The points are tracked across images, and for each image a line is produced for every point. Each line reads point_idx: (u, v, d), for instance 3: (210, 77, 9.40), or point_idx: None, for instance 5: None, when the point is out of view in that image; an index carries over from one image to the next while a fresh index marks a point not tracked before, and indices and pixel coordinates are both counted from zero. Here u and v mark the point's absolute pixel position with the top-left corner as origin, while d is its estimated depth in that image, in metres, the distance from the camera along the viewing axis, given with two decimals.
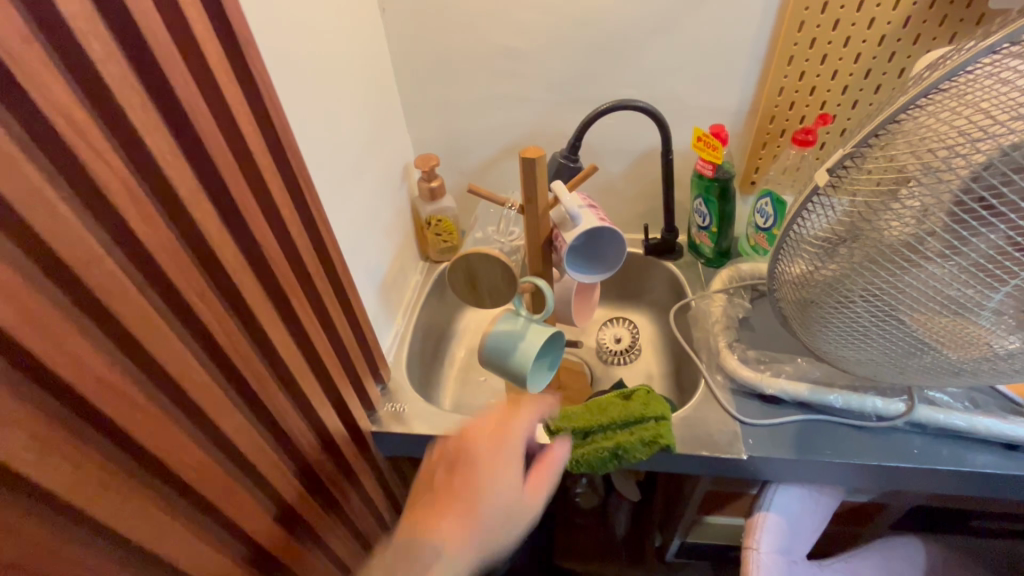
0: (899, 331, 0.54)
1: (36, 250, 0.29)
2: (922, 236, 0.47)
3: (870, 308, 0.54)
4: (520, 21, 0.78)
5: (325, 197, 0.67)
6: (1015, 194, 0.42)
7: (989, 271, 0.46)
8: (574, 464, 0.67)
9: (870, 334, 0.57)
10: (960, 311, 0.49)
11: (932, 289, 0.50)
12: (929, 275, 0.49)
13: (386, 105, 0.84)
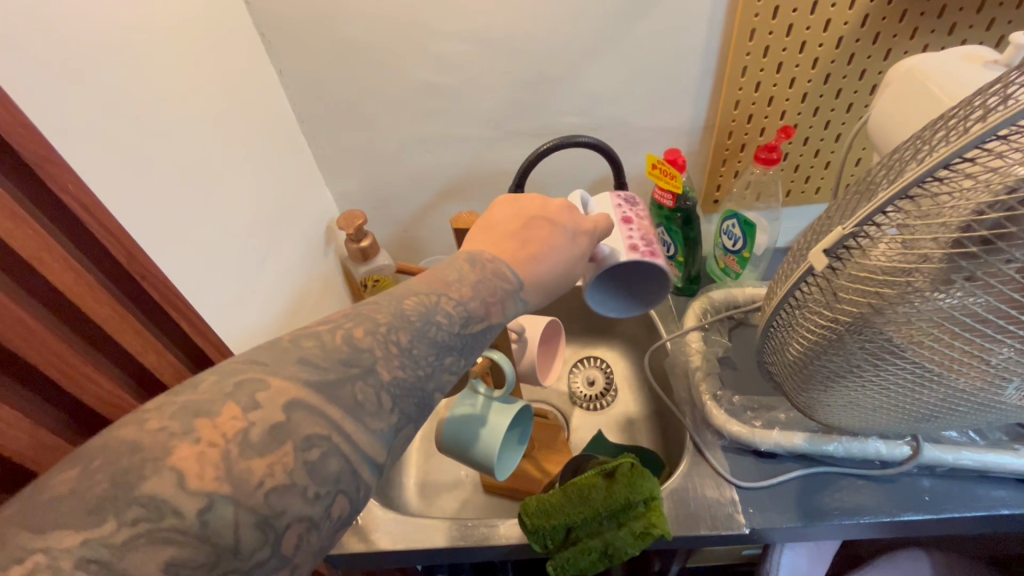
0: (925, 398, 0.45)
1: None
2: (957, 317, 0.37)
3: (852, 375, 0.45)
4: (431, 54, 0.67)
5: (229, 300, 0.55)
6: None
7: (986, 339, 0.38)
8: (558, 569, 0.58)
9: (861, 399, 0.48)
10: (998, 381, 0.41)
11: (964, 362, 0.40)
12: (962, 351, 0.39)
13: (293, 164, 0.71)
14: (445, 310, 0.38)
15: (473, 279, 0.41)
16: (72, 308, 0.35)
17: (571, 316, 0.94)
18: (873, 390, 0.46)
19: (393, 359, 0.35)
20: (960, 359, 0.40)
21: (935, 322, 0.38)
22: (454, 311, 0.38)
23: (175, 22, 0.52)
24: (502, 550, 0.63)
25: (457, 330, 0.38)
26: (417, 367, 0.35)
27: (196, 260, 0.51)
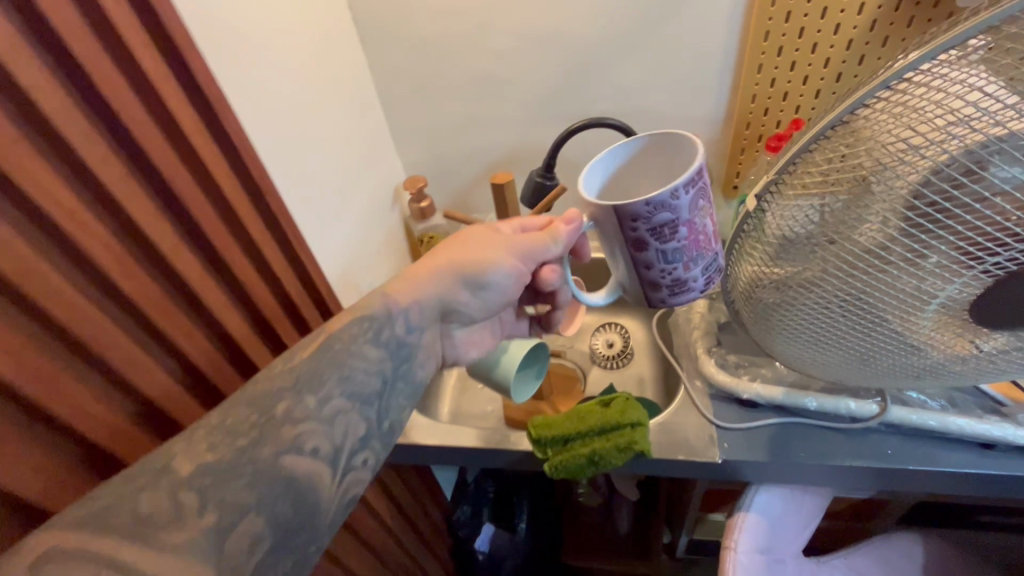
0: (854, 320, 0.56)
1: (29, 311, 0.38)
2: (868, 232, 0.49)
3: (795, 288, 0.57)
4: (490, 47, 0.81)
5: (318, 229, 0.72)
6: (959, 199, 0.42)
7: (891, 256, 0.49)
8: (557, 471, 0.70)
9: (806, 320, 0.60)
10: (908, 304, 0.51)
11: (877, 281, 0.51)
12: (879, 269, 0.50)
13: (374, 134, 0.88)
14: (334, 346, 0.49)
15: (369, 321, 0.52)
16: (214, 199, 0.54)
17: (598, 286, 1.05)
18: (814, 308, 0.58)
19: (201, 450, 0.38)
20: (876, 277, 0.51)
21: (854, 239, 0.50)
22: (338, 348, 0.49)
23: (301, 16, 0.69)
24: (510, 459, 0.76)
25: (280, 370, 0.46)
26: (219, 453, 0.39)
27: (299, 194, 0.68)
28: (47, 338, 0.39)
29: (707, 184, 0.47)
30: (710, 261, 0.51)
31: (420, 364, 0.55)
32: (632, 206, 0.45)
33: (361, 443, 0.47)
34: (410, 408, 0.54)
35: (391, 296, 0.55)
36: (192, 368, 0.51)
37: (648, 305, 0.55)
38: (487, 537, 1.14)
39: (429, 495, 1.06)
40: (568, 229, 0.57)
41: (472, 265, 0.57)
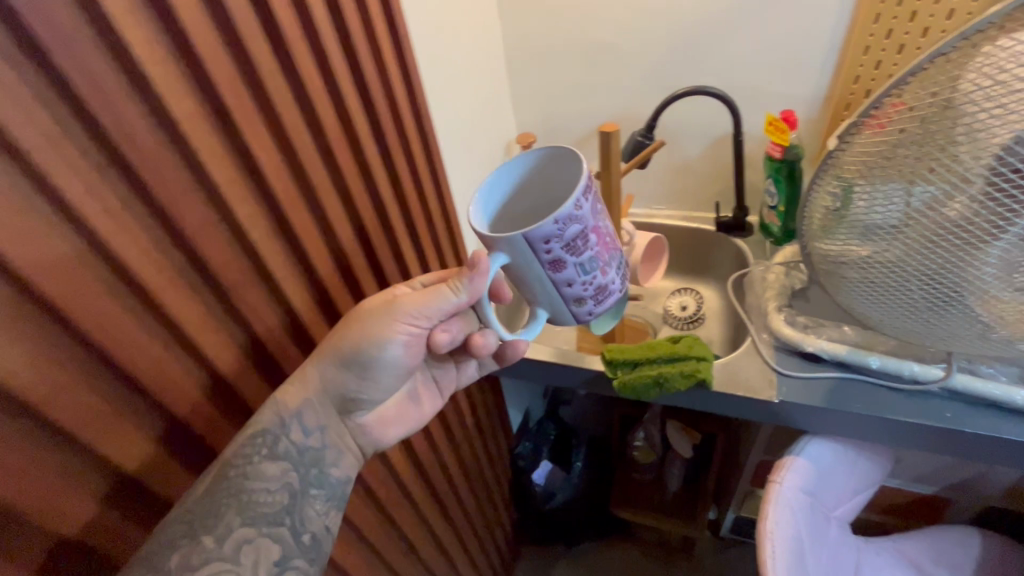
0: (919, 274, 0.62)
1: (294, 158, 0.49)
2: (942, 188, 0.55)
3: (864, 240, 0.64)
4: (612, 19, 0.92)
5: (450, 160, 0.87)
6: None
7: (962, 213, 0.55)
8: (623, 389, 0.80)
9: (872, 273, 0.66)
10: (975, 259, 0.57)
11: (946, 236, 0.58)
12: (949, 224, 0.56)
13: (498, 91, 1.01)
14: (229, 473, 0.44)
15: (260, 432, 0.47)
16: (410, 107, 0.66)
17: (678, 254, 1.12)
18: (881, 262, 0.64)
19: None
20: (945, 232, 0.57)
21: (929, 194, 0.56)
22: (238, 468, 0.45)
23: None
24: (584, 378, 0.87)
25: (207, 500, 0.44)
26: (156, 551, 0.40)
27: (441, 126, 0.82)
28: (301, 185, 0.51)
29: (597, 188, 0.46)
30: (619, 260, 0.50)
31: (336, 457, 0.53)
32: (541, 227, 0.42)
33: (269, 528, 0.46)
34: (332, 504, 0.52)
35: (287, 402, 0.49)
36: (373, 246, 0.62)
37: (574, 321, 0.52)
38: (544, 472, 1.23)
39: (501, 423, 1.18)
40: (476, 279, 0.46)
41: (361, 361, 0.51)
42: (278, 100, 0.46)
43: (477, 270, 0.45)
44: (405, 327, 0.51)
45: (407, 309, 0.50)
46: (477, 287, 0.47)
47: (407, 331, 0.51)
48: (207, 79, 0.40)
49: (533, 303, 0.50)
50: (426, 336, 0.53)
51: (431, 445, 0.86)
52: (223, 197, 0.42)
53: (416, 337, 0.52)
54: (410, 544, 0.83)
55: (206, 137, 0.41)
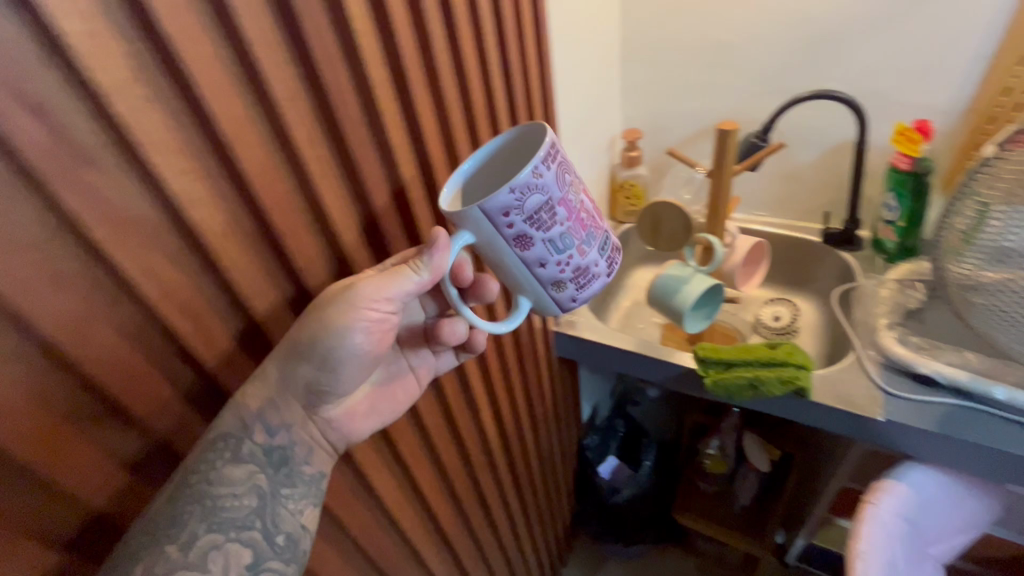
0: None
1: (448, 128, 0.53)
2: None
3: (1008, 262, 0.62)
4: (739, 18, 0.92)
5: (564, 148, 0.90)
6: None
7: None
8: (714, 387, 0.80)
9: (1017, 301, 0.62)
10: None
11: None
12: None
13: (610, 84, 1.03)
14: (190, 479, 0.37)
15: (221, 438, 0.38)
16: (537, 89, 0.71)
17: (776, 263, 1.09)
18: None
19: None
20: None
21: None
22: (199, 474, 0.38)
23: None
24: (672, 372, 0.88)
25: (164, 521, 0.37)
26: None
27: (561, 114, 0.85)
28: (450, 154, 0.55)
29: (567, 158, 0.42)
30: (603, 239, 0.46)
31: (309, 455, 0.45)
32: (497, 199, 0.39)
33: (239, 532, 0.40)
34: (308, 503, 0.44)
35: (248, 404, 0.39)
36: None
37: (558, 307, 0.48)
38: (610, 467, 1.25)
39: (574, 413, 1.19)
40: (436, 256, 0.42)
41: (324, 357, 0.42)
42: (444, 71, 0.50)
43: (437, 247, 0.42)
44: (370, 311, 0.42)
45: (372, 295, 0.41)
46: (441, 265, 0.42)
47: (374, 320, 0.43)
48: (397, 46, 0.44)
49: (513, 292, 0.48)
50: (394, 322, 0.45)
51: (519, 421, 0.88)
52: (397, 155, 0.46)
53: (383, 325, 0.44)
54: (490, 513, 0.86)
55: (391, 99, 0.45)
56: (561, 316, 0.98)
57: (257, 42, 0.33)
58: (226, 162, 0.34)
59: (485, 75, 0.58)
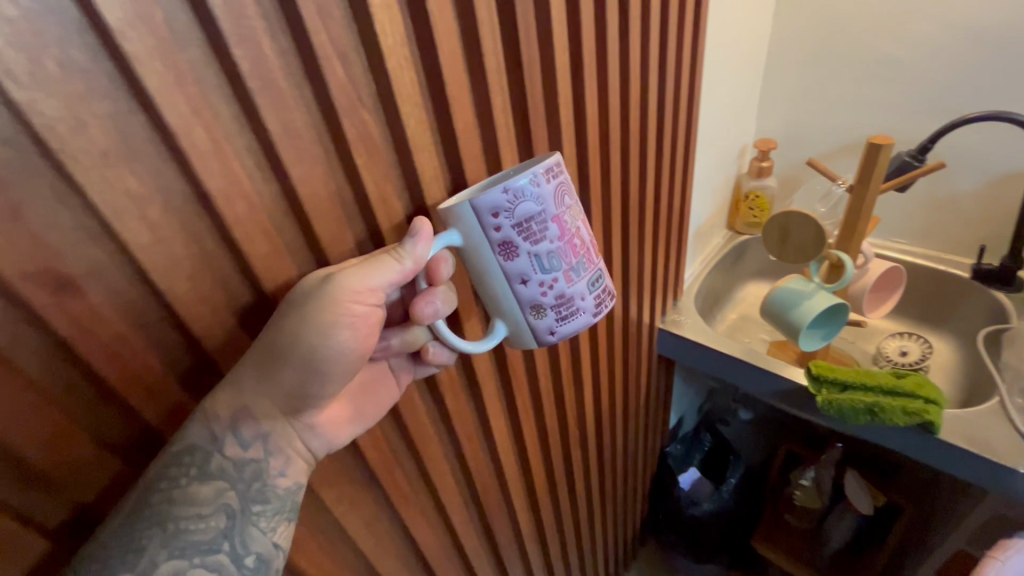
0: None
1: (604, 114, 0.58)
2: None
3: None
4: (904, 32, 0.89)
5: (700, 148, 0.91)
6: None
7: None
8: (826, 406, 0.77)
9: None
10: None
11: None
12: None
13: (750, 92, 1.03)
14: (151, 498, 0.33)
15: (188, 451, 0.34)
16: (683, 87, 0.74)
17: (911, 295, 1.02)
18: None
19: None
20: None
21: None
22: (162, 492, 0.33)
23: None
24: (782, 386, 0.87)
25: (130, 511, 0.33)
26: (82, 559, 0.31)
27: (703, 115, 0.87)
28: (600, 137, 0.60)
29: (570, 180, 0.40)
30: (595, 274, 0.43)
31: (286, 470, 0.38)
32: (488, 196, 0.37)
33: (205, 557, 0.36)
34: (283, 520, 0.38)
35: (218, 413, 0.34)
36: (626, 205, 0.70)
37: (535, 340, 0.44)
38: (691, 479, 1.23)
39: (663, 418, 1.19)
40: (418, 246, 0.37)
41: (298, 359, 0.36)
42: (609, 62, 0.55)
43: (418, 235, 0.37)
44: (351, 302, 0.35)
45: (352, 285, 0.35)
46: (442, 275, 0.42)
47: (356, 313, 0.36)
48: (578, 34, 0.50)
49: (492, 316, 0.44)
50: (379, 316, 0.38)
51: (614, 408, 0.91)
52: (561, 131, 0.52)
53: (364, 319, 0.37)
54: (577, 493, 0.89)
55: (566, 80, 0.50)
56: (668, 315, 0.99)
57: (482, 14, 0.39)
58: (444, 116, 0.40)
59: (641, 68, 0.63)
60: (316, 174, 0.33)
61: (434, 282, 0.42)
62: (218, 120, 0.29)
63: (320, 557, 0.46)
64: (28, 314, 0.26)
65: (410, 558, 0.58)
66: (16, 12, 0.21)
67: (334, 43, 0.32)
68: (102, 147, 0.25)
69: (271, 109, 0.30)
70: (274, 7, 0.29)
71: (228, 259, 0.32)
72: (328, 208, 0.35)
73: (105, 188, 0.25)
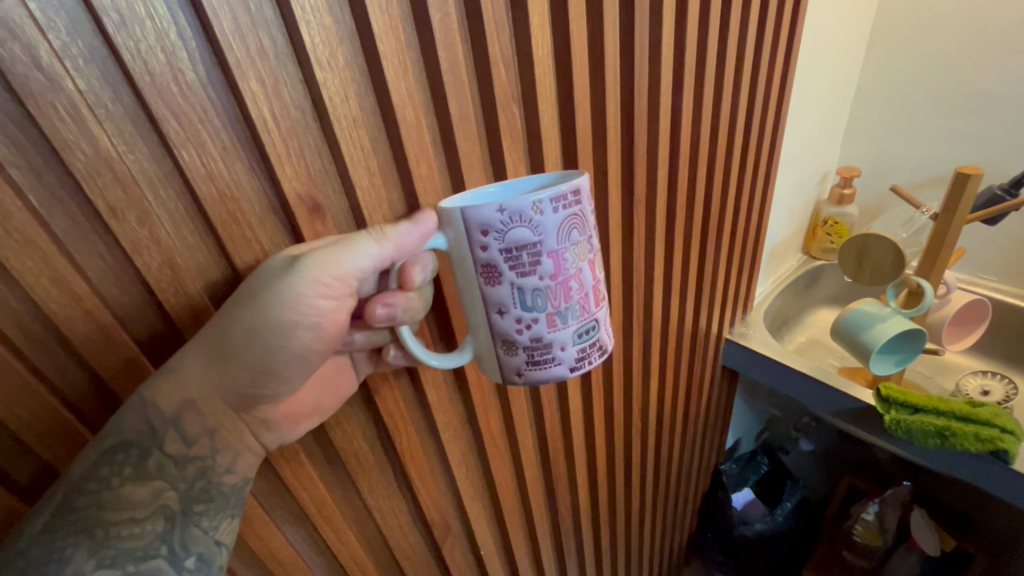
0: None
1: (696, 126, 0.66)
2: None
3: None
4: (1003, 68, 0.91)
5: (783, 168, 0.95)
6: None
7: None
8: (893, 427, 0.79)
9: None
10: None
11: None
12: None
13: (837, 120, 1.06)
14: (76, 503, 0.33)
15: (123, 446, 0.34)
16: (771, 109, 0.80)
17: (996, 333, 1.01)
18: None
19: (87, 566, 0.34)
20: None
21: None
22: (91, 495, 0.33)
23: (850, 13, 0.92)
24: (851, 406, 0.89)
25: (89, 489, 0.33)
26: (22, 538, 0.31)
27: (788, 136, 0.92)
28: (691, 147, 0.67)
29: (585, 215, 0.37)
30: (582, 324, 0.40)
31: (230, 465, 0.38)
32: (482, 211, 0.35)
33: (139, 564, 0.36)
34: (225, 517, 0.38)
35: (161, 402, 0.34)
36: (708, 212, 0.77)
37: (500, 372, 0.42)
38: (744, 498, 1.23)
39: (721, 434, 1.21)
40: (408, 231, 0.37)
41: (246, 348, 0.35)
42: (705, 80, 0.63)
43: (419, 224, 0.38)
44: (314, 289, 0.35)
45: (318, 271, 0.34)
46: (415, 281, 0.39)
47: (321, 298, 0.36)
48: (682, 55, 0.58)
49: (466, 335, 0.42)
50: (348, 303, 0.38)
51: (676, 409, 0.96)
52: (658, 138, 0.60)
53: (329, 305, 0.37)
54: (635, 486, 0.94)
55: (667, 93, 0.59)
56: (736, 327, 1.03)
57: (608, 34, 0.48)
58: (568, 115, 0.49)
59: (733, 90, 0.70)
60: (475, 151, 0.43)
61: (405, 287, 0.39)
62: (421, 103, 0.39)
63: (426, 478, 0.54)
64: (290, 230, 0.36)
65: (487, 501, 0.66)
66: (328, 20, 0.32)
67: (502, 51, 0.42)
68: (355, 115, 0.35)
69: (456, 98, 0.40)
70: (466, 24, 0.40)
71: (407, 211, 0.41)
72: (478, 179, 0.44)
73: (353, 145, 0.36)
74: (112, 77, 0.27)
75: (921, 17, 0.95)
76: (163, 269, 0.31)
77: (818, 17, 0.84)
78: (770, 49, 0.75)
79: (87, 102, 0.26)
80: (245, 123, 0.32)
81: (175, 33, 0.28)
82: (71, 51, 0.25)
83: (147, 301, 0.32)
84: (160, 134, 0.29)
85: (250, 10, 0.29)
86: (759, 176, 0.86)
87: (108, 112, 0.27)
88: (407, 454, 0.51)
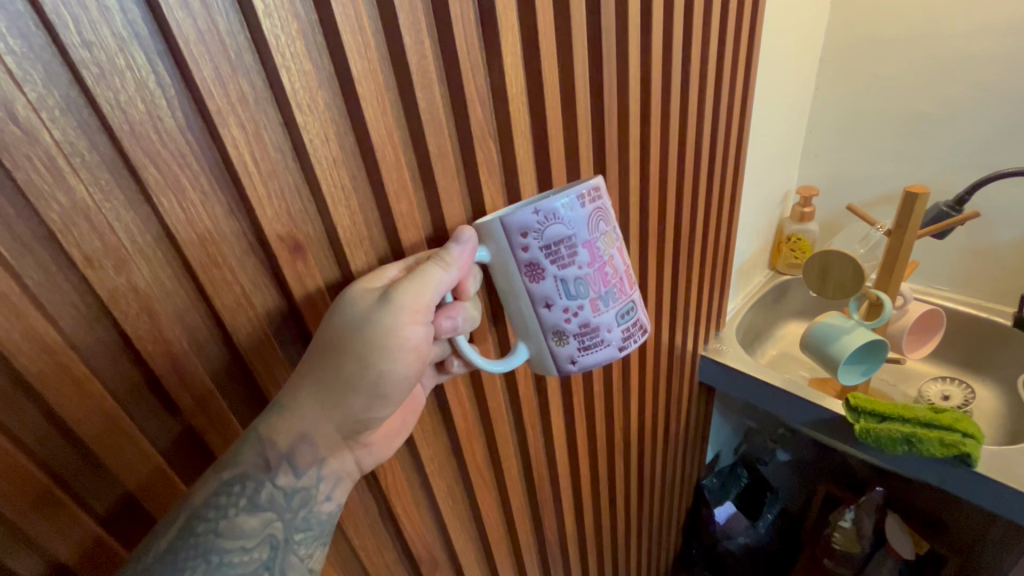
0: None
1: (664, 153, 0.69)
2: None
3: None
4: (941, 93, 0.98)
5: (747, 188, 0.99)
6: None
7: None
8: (864, 435, 0.81)
9: None
10: None
11: None
12: None
13: (794, 142, 1.11)
14: (197, 527, 0.35)
15: (239, 478, 0.36)
16: (733, 133, 0.84)
17: (952, 341, 1.07)
18: None
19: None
20: None
21: None
22: (210, 522, 0.35)
23: (801, 41, 0.98)
24: (823, 417, 0.92)
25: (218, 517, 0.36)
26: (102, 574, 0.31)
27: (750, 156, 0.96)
28: (661, 172, 0.70)
29: (607, 207, 0.41)
30: (624, 308, 0.44)
31: (333, 498, 0.42)
32: (519, 217, 0.39)
33: None
34: (320, 545, 0.41)
35: (274, 438, 0.37)
36: (679, 234, 0.79)
37: (555, 367, 0.45)
38: (728, 513, 1.22)
39: (701, 450, 1.22)
40: (460, 249, 0.40)
41: (347, 377, 0.38)
42: (671, 109, 0.66)
43: (463, 242, 0.40)
44: (403, 318, 0.38)
45: (400, 295, 0.38)
46: (468, 291, 0.44)
47: (403, 322, 0.38)
48: (648, 86, 0.61)
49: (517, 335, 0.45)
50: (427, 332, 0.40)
51: (657, 426, 0.97)
52: (629, 165, 0.62)
53: (414, 325, 0.39)
54: (619, 508, 0.94)
55: (636, 123, 0.61)
56: (710, 344, 1.06)
57: (578, 69, 0.50)
58: (543, 148, 0.51)
59: (696, 118, 0.73)
60: (454, 186, 0.44)
61: (461, 297, 0.44)
62: (401, 143, 0.40)
63: (413, 514, 0.53)
64: (270, 273, 0.36)
65: (473, 533, 0.65)
66: (308, 65, 0.33)
67: (478, 89, 0.43)
68: (336, 157, 0.36)
69: (434, 136, 0.41)
70: (443, 65, 0.41)
71: (388, 246, 0.42)
72: (458, 213, 0.45)
73: (334, 185, 0.36)
74: (89, 128, 0.27)
75: (865, 46, 1.02)
76: (140, 316, 0.30)
77: (771, 45, 0.89)
78: (730, 77, 0.79)
79: (64, 153, 0.26)
80: (227, 168, 0.32)
81: (154, 82, 0.28)
82: (48, 102, 0.25)
83: (123, 350, 0.31)
84: (139, 181, 0.28)
85: (230, 58, 0.30)
86: (724, 197, 0.89)
87: (85, 160, 0.27)
88: (392, 490, 0.50)
